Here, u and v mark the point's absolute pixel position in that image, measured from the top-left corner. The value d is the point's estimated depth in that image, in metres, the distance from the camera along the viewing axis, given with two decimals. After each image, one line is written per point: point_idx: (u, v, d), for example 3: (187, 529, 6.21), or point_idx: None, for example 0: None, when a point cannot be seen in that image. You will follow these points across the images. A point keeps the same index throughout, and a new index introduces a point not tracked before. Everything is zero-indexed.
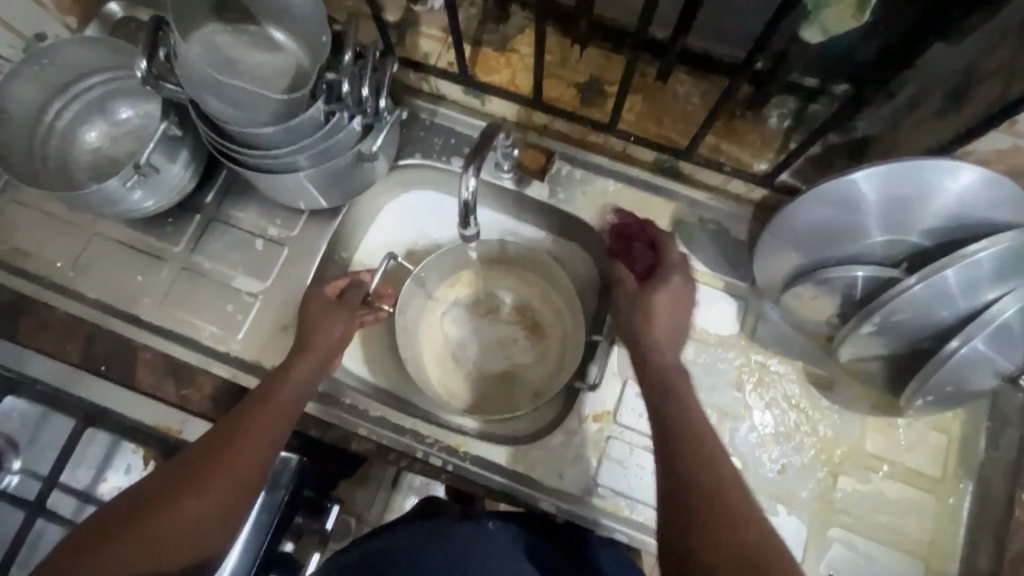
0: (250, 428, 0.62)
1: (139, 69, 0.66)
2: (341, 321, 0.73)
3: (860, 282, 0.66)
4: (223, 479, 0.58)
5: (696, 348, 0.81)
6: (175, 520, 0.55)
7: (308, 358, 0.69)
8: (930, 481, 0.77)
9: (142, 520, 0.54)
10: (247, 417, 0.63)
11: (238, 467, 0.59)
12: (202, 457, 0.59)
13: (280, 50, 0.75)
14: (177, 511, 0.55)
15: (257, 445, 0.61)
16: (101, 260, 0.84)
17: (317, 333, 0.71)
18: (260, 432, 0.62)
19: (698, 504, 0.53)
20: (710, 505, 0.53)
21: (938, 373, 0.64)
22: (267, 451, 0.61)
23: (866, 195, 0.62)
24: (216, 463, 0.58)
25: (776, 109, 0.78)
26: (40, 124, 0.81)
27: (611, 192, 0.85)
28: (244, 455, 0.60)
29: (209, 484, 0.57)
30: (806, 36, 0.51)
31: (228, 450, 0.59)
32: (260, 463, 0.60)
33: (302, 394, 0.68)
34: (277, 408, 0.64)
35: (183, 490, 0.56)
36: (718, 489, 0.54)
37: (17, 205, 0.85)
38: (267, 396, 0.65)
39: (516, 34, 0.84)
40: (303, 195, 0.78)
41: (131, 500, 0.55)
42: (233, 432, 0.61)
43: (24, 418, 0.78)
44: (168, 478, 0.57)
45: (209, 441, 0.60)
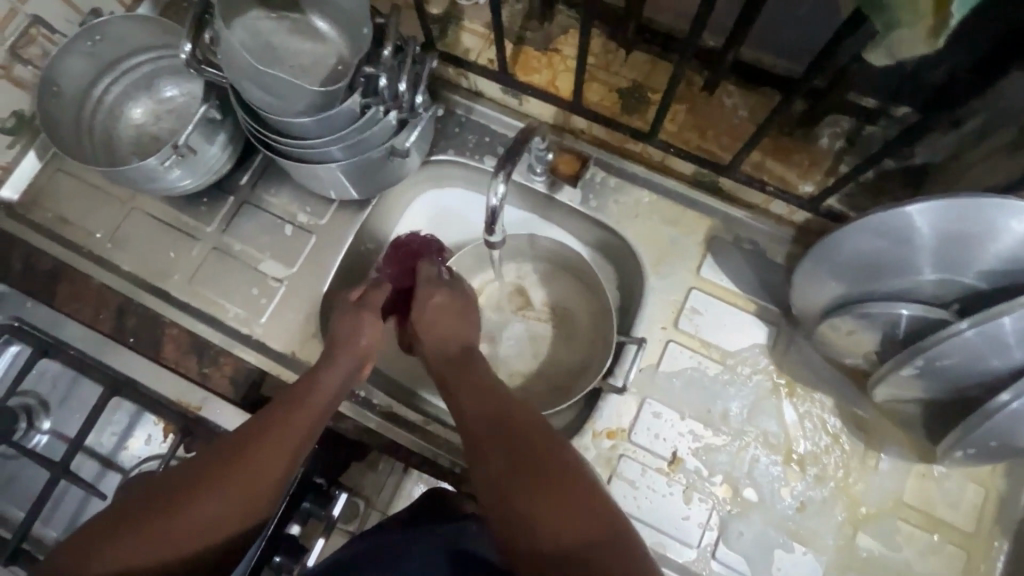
0: (274, 431, 0.62)
1: (183, 51, 0.66)
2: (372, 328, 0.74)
3: (904, 320, 0.62)
4: (238, 480, 0.58)
5: (721, 371, 0.78)
6: (189, 518, 0.55)
7: (339, 365, 0.71)
8: (962, 535, 0.72)
9: (159, 515, 0.55)
10: (271, 419, 0.64)
11: (257, 468, 0.59)
12: (224, 456, 0.60)
13: (321, 39, 0.75)
14: (193, 509, 0.56)
15: (278, 449, 0.61)
16: (136, 234, 0.86)
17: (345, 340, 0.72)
18: (283, 435, 0.62)
19: (520, 479, 0.55)
20: (536, 480, 0.55)
21: (984, 426, 0.60)
22: (289, 455, 0.62)
23: (921, 230, 0.57)
24: (236, 463, 0.59)
25: (830, 128, 0.74)
26: (89, 98, 0.83)
27: (645, 203, 0.82)
28: (264, 456, 0.60)
29: (225, 484, 0.58)
30: (872, 56, 0.47)
31: (249, 450, 0.60)
32: (280, 467, 0.61)
33: (328, 399, 0.68)
34: (305, 413, 0.65)
35: (201, 488, 0.57)
36: (543, 463, 0.56)
37: (64, 174, 0.88)
38: (296, 401, 0.66)
39: (560, 34, 0.82)
40: (334, 185, 0.78)
41: (154, 495, 0.57)
42: (256, 432, 0.62)
43: (57, 380, 0.82)
44: (188, 475, 0.59)
45: (234, 440, 0.61)
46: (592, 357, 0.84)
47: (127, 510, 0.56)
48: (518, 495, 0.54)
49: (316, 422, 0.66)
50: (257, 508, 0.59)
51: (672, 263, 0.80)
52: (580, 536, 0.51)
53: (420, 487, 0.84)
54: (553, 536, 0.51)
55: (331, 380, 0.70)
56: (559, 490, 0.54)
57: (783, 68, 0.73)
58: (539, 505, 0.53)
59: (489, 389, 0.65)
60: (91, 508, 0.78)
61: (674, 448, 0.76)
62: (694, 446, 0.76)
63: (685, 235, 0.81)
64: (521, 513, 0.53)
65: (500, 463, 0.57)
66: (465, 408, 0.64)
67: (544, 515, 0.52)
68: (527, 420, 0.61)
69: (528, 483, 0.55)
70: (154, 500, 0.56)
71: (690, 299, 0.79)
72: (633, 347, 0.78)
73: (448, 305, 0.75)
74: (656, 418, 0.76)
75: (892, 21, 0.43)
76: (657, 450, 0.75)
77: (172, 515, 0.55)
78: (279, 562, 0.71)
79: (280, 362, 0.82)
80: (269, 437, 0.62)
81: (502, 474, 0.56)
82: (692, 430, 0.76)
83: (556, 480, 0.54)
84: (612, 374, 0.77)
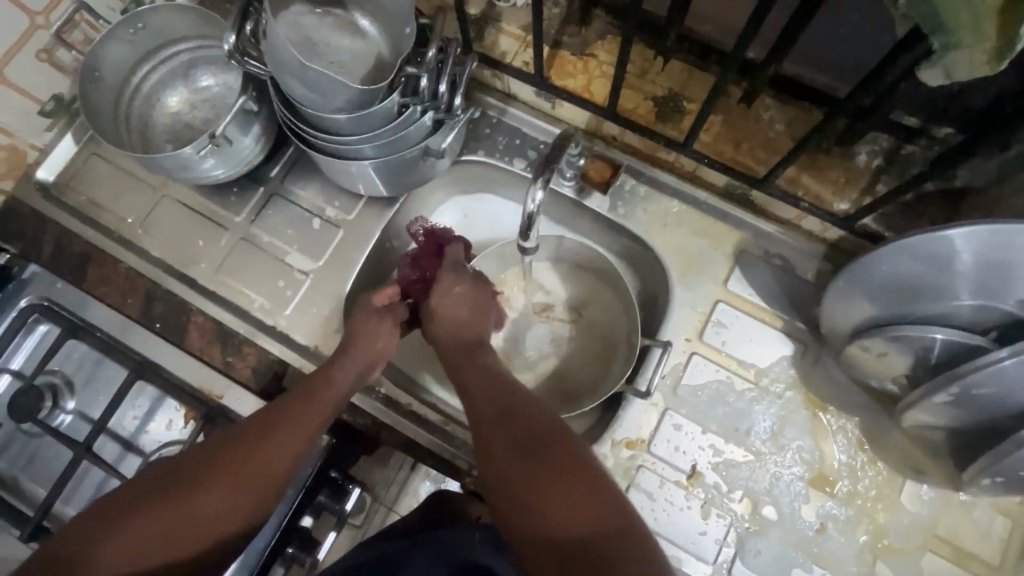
0: (280, 429, 0.63)
1: (227, 43, 0.67)
2: (384, 330, 0.75)
3: (939, 345, 0.61)
4: (247, 471, 0.59)
5: (745, 386, 0.77)
6: (190, 511, 0.56)
7: (352, 363, 0.71)
8: (985, 567, 0.71)
9: (160, 507, 0.55)
10: (279, 416, 0.64)
11: (258, 469, 0.60)
12: (229, 450, 0.60)
13: (360, 36, 0.75)
14: (203, 498, 0.57)
15: (284, 444, 0.62)
16: (167, 221, 0.87)
17: (359, 338, 0.73)
18: (289, 434, 0.63)
19: (529, 465, 0.55)
20: (545, 470, 0.54)
21: (1015, 455, 0.59)
22: (295, 451, 0.63)
23: (961, 255, 0.55)
24: (233, 462, 0.60)
25: (868, 146, 0.73)
26: (128, 85, 0.84)
27: (675, 213, 0.81)
28: (270, 451, 0.61)
29: (234, 475, 0.59)
30: (925, 77, 0.47)
31: (261, 441, 0.61)
32: (282, 468, 0.61)
33: (337, 400, 0.69)
34: (318, 407, 0.67)
35: (211, 477, 0.58)
36: (553, 451, 0.56)
37: (98, 158, 0.89)
38: (310, 394, 0.67)
39: (597, 39, 0.81)
40: (364, 180, 0.78)
41: (156, 485, 0.57)
42: (262, 428, 0.63)
43: (83, 361, 0.83)
44: (193, 466, 0.59)
45: (239, 435, 0.62)
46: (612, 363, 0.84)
47: (130, 498, 0.56)
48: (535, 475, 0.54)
49: (322, 422, 0.66)
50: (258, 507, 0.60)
51: (699, 275, 0.80)
52: (588, 525, 0.50)
53: (426, 484, 0.86)
54: (561, 522, 0.51)
55: (345, 376, 0.71)
56: (569, 477, 0.53)
57: (823, 83, 0.72)
58: (549, 491, 0.53)
59: (505, 379, 0.66)
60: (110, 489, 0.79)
61: (693, 461, 0.75)
62: (715, 461, 0.75)
63: (714, 247, 0.80)
64: (531, 499, 0.53)
65: (510, 451, 0.57)
66: (475, 397, 0.65)
67: (554, 502, 0.52)
68: (541, 413, 0.61)
69: (539, 470, 0.54)
70: (157, 489, 0.57)
71: (716, 312, 0.79)
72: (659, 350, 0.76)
73: (466, 295, 0.76)
74: (676, 431, 0.75)
75: (949, 43, 0.43)
76: (676, 462, 0.75)
77: (173, 508, 0.55)
78: (293, 553, 0.72)
79: (302, 354, 0.83)
80: (275, 435, 0.62)
81: (512, 462, 0.56)
82: (713, 444, 0.75)
83: (566, 469, 0.54)
84: (636, 376, 0.77)
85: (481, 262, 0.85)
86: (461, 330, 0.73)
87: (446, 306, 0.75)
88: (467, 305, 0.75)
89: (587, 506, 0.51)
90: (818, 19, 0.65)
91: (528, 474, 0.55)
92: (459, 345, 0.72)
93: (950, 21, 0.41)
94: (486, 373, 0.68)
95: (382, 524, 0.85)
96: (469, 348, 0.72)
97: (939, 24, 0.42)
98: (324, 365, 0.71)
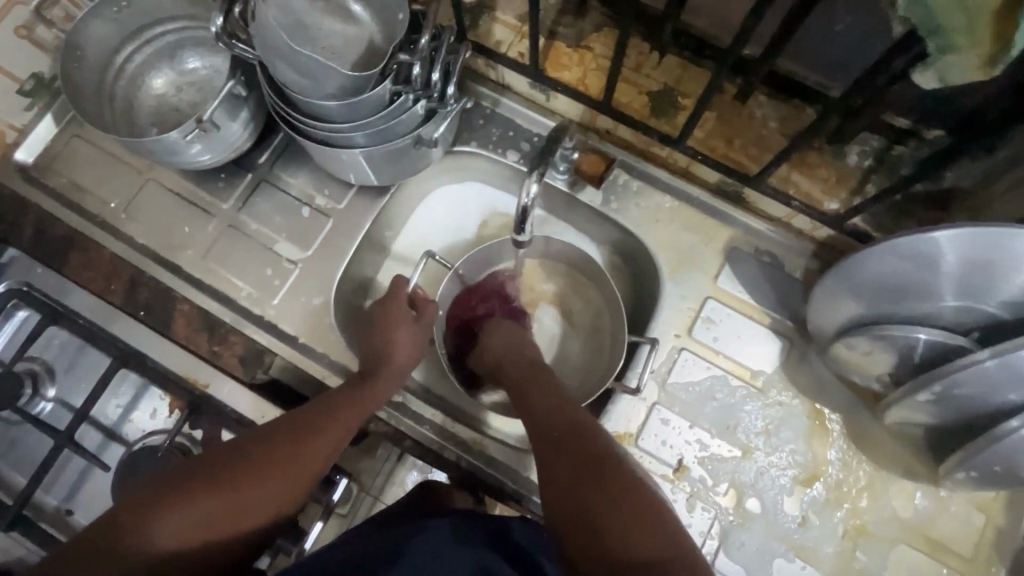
0: (316, 437, 0.64)
1: (214, 25, 0.65)
2: (406, 337, 0.76)
3: (922, 344, 0.62)
4: (279, 472, 0.61)
5: (732, 381, 0.78)
6: (213, 510, 0.57)
7: (387, 378, 0.73)
8: (960, 560, 0.73)
9: (189, 502, 0.56)
10: (307, 426, 0.65)
11: (286, 477, 0.61)
12: (264, 448, 0.62)
13: (354, 22, 0.74)
14: (238, 496, 0.58)
15: (318, 448, 0.63)
16: (151, 205, 0.85)
17: (400, 351, 0.75)
18: (320, 441, 0.64)
19: (572, 483, 0.57)
20: (601, 478, 0.57)
21: (994, 452, 0.60)
22: (325, 457, 0.64)
23: (946, 256, 0.56)
24: (272, 462, 0.61)
25: (858, 146, 0.74)
26: (111, 64, 0.81)
27: (666, 209, 0.82)
28: (304, 453, 0.62)
29: (267, 477, 0.60)
30: (918, 80, 0.47)
31: (301, 445, 0.63)
32: (308, 476, 0.63)
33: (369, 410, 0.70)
34: (353, 413, 0.68)
35: (249, 476, 0.59)
36: (604, 467, 0.57)
37: (80, 141, 0.87)
38: (345, 401, 0.69)
39: (592, 31, 0.80)
40: (354, 169, 0.76)
41: (190, 477, 0.58)
42: (292, 437, 0.63)
43: (63, 347, 0.81)
44: (223, 463, 0.60)
45: (276, 433, 0.63)
46: (600, 354, 0.87)
47: (162, 486, 0.57)
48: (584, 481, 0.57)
49: (347, 435, 0.67)
50: (277, 511, 0.61)
51: (688, 270, 0.80)
52: (638, 535, 0.52)
53: (414, 475, 0.82)
54: (614, 538, 0.53)
55: (383, 387, 0.72)
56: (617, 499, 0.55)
57: (817, 82, 0.73)
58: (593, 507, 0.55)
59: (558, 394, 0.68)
60: (92, 478, 0.78)
61: (679, 455, 0.76)
62: (700, 455, 0.76)
63: (705, 243, 0.81)
64: (579, 515, 0.55)
65: (557, 469, 0.59)
66: (539, 405, 0.67)
67: (602, 520, 0.54)
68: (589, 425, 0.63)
69: (588, 487, 0.56)
70: (187, 481, 0.57)
71: (705, 308, 0.79)
72: (647, 348, 0.79)
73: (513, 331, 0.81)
74: (664, 426, 0.76)
75: (944, 46, 0.43)
76: (663, 456, 0.75)
77: (200, 504, 0.56)
78: (279, 543, 0.72)
79: (290, 345, 0.82)
80: (309, 441, 0.63)
81: (562, 480, 0.58)
82: (700, 439, 0.76)
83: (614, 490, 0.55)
84: (625, 374, 0.79)
85: (462, 268, 0.83)
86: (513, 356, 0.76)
87: (498, 336, 0.80)
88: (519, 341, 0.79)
89: (633, 527, 0.53)
90: (815, 17, 0.65)
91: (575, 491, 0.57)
92: (519, 362, 0.75)
93: (945, 25, 0.42)
94: (533, 388, 0.70)
95: (368, 515, 0.79)
96: (530, 367, 0.74)
97: (936, 27, 0.42)
98: (363, 372, 0.73)
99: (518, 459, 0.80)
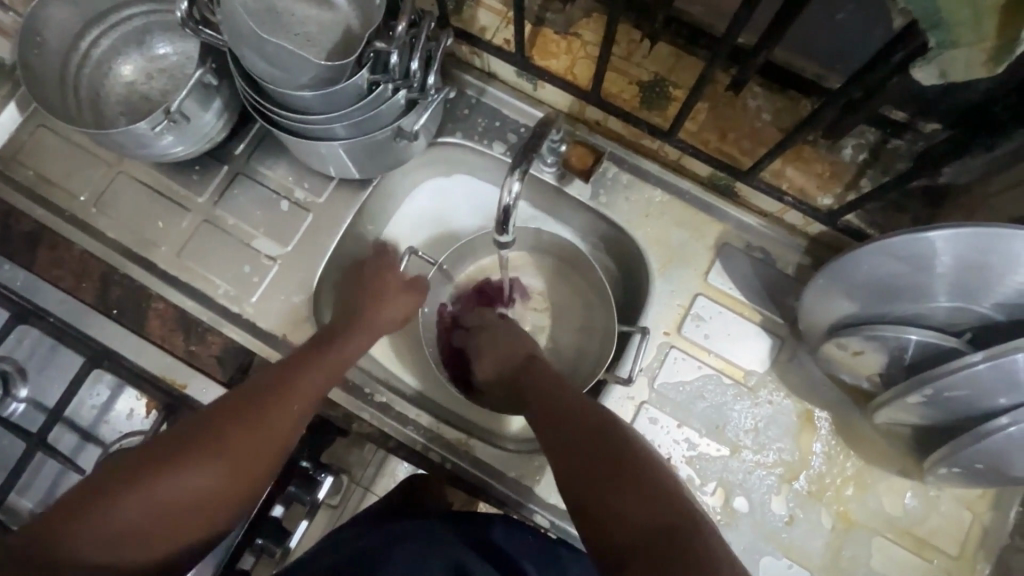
0: (287, 397, 0.63)
1: (180, 10, 0.61)
2: (386, 311, 0.76)
3: (913, 345, 0.61)
4: (251, 434, 0.58)
5: (721, 380, 0.76)
6: (177, 486, 0.53)
7: (362, 338, 0.73)
8: (945, 557, 0.73)
9: (149, 481, 0.52)
10: (269, 390, 0.62)
11: (263, 440, 0.59)
12: (230, 413, 0.59)
13: (329, 7, 0.70)
14: (210, 465, 0.55)
15: (291, 409, 0.62)
16: (123, 199, 0.82)
17: (370, 323, 0.74)
18: (291, 400, 0.63)
19: (581, 471, 0.55)
20: (599, 455, 0.55)
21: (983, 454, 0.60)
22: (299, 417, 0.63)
23: (940, 255, 0.54)
24: (241, 426, 0.58)
25: (854, 140, 0.72)
26: (75, 50, 0.77)
27: (657, 203, 0.79)
28: (276, 413, 0.61)
29: (239, 440, 0.58)
30: (917, 74, 0.46)
31: (269, 407, 0.61)
32: (283, 436, 0.61)
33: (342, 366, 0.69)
34: (321, 366, 0.67)
35: (219, 441, 0.57)
36: (600, 450, 0.56)
37: (47, 131, 0.83)
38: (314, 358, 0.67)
39: (581, 17, 0.77)
40: (333, 161, 0.73)
41: (151, 455, 0.54)
42: (255, 406, 0.60)
43: (35, 347, 0.78)
44: (186, 437, 0.57)
45: (242, 399, 0.61)
46: (590, 339, 0.86)
47: (114, 469, 0.53)
48: (586, 463, 0.55)
49: (313, 395, 0.65)
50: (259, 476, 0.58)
51: (679, 267, 0.78)
52: (648, 500, 0.50)
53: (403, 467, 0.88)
54: (623, 512, 0.50)
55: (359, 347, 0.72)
56: (624, 478, 0.53)
57: (814, 72, 0.70)
58: (603, 494, 0.52)
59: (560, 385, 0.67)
60: (67, 481, 0.76)
61: (668, 455, 0.75)
62: (688, 454, 0.75)
63: (695, 239, 0.79)
64: (595, 498, 0.53)
65: (568, 457, 0.57)
66: (543, 395, 0.66)
67: (617, 503, 0.51)
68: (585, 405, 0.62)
69: (595, 470, 0.54)
70: (142, 462, 0.53)
71: (695, 306, 0.78)
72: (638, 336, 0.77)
73: (505, 339, 0.79)
74: (654, 425, 0.75)
75: (946, 40, 0.42)
76: None
77: (161, 481, 0.53)
78: (261, 544, 0.71)
79: (270, 344, 0.80)
80: (279, 402, 0.62)
81: (568, 479, 0.56)
82: (688, 438, 0.75)
83: (619, 472, 0.53)
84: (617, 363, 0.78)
85: (445, 263, 0.84)
86: (511, 364, 0.76)
87: (487, 348, 0.79)
88: (505, 344, 0.78)
89: (640, 495, 0.51)
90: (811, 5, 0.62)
91: (582, 485, 0.54)
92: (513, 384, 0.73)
93: (949, 18, 0.40)
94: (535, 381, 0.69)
95: (359, 505, 0.86)
96: (528, 367, 0.73)
97: (938, 21, 0.41)
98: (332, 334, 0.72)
99: (503, 464, 0.76)
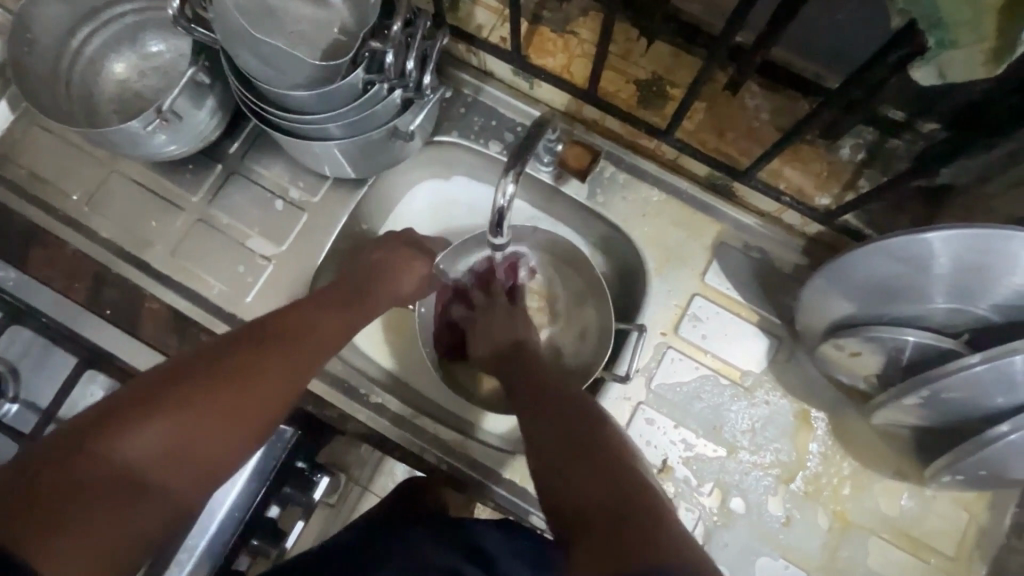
0: (310, 329, 0.62)
1: (172, 8, 0.61)
2: (405, 285, 0.74)
3: (910, 346, 0.61)
4: (279, 358, 0.57)
5: (718, 380, 0.76)
6: (210, 402, 0.50)
7: (382, 290, 0.72)
8: (941, 558, 0.73)
9: (171, 409, 0.48)
10: (293, 321, 0.61)
11: (292, 365, 0.57)
12: (257, 340, 0.57)
13: (324, 5, 0.69)
14: (243, 385, 0.53)
15: (317, 341, 0.61)
16: (117, 199, 0.81)
17: (383, 283, 0.72)
18: (317, 332, 0.62)
19: (552, 449, 0.54)
20: (570, 436, 0.54)
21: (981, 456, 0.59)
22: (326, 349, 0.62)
23: (938, 255, 0.54)
24: (268, 351, 0.57)
25: (852, 139, 0.71)
26: (67, 48, 0.76)
27: (654, 203, 0.79)
28: (303, 344, 0.60)
29: (268, 363, 0.56)
30: (916, 74, 0.45)
31: (293, 336, 0.60)
32: (310, 362, 0.60)
33: (362, 312, 0.69)
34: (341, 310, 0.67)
35: (249, 362, 0.55)
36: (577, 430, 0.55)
37: (39, 129, 0.82)
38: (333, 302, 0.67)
39: (578, 15, 0.77)
40: (329, 160, 0.73)
41: (175, 372, 0.51)
42: (288, 334, 0.60)
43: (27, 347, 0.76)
44: (212, 356, 0.54)
45: (265, 328, 0.59)
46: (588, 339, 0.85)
47: (137, 389, 0.49)
48: (558, 443, 0.54)
49: (337, 332, 0.65)
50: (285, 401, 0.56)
51: (676, 267, 0.78)
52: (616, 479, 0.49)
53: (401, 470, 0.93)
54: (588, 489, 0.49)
55: (380, 295, 0.72)
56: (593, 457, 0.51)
57: (812, 71, 0.69)
58: (570, 471, 0.51)
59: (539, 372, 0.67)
60: None
61: (664, 456, 0.75)
62: (685, 455, 0.75)
63: (692, 238, 0.78)
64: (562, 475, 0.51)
65: (542, 437, 0.56)
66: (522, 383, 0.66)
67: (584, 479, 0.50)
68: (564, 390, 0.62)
69: (568, 447, 0.53)
70: (169, 382, 0.50)
71: (692, 306, 0.77)
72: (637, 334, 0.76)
73: (502, 322, 0.78)
74: (651, 426, 0.75)
75: (945, 40, 0.41)
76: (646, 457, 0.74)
77: (183, 411, 0.48)
78: (257, 545, 0.71)
79: None
80: (305, 332, 0.61)
81: (538, 458, 0.55)
82: (685, 439, 0.75)
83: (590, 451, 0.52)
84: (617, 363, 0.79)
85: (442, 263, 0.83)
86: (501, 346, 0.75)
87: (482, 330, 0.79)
88: (501, 325, 0.77)
89: (607, 474, 0.49)
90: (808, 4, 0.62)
91: (552, 459, 0.53)
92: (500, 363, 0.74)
93: (947, 18, 0.40)
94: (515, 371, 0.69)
95: (355, 503, 0.91)
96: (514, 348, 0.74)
97: (938, 20, 0.40)
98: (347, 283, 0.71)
99: (498, 460, 0.77)
